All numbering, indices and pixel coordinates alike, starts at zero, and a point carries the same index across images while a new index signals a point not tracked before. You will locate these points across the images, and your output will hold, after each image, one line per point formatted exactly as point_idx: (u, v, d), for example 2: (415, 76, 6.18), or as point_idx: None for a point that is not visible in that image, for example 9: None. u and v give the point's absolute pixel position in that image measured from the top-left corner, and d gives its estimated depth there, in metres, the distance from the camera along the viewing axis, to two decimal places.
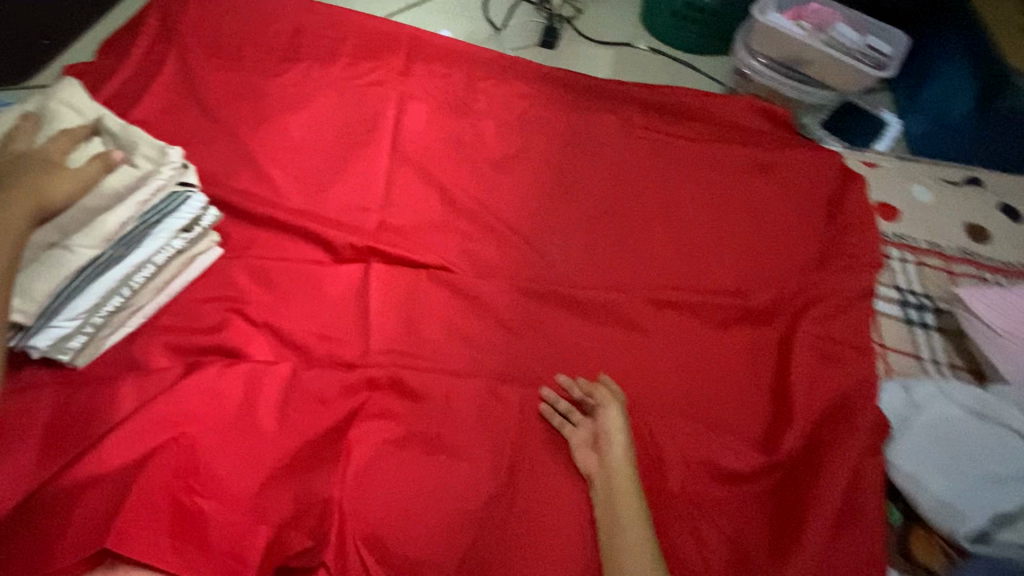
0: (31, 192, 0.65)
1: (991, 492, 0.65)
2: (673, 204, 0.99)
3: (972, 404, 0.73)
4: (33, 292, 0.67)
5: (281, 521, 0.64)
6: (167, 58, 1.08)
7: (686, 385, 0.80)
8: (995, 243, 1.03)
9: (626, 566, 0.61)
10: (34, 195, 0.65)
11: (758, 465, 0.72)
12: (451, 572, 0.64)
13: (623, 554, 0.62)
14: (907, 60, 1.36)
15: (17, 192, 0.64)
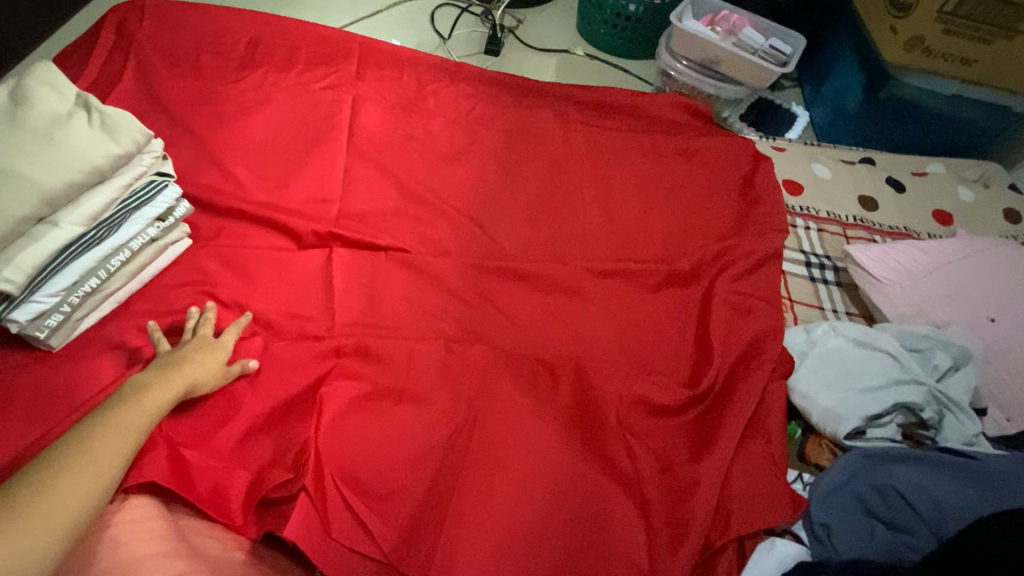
0: (184, 377, 0.70)
1: (863, 400, 0.81)
2: (607, 188, 1.10)
3: (855, 335, 0.89)
4: (22, 263, 0.71)
5: (261, 465, 0.72)
6: (125, 68, 1.14)
7: (622, 340, 0.90)
8: (883, 209, 1.20)
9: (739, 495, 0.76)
10: (185, 379, 0.70)
11: (682, 400, 0.83)
12: (419, 499, 0.72)
13: (736, 486, 0.77)
14: (812, 58, 1.55)
15: (169, 380, 0.68)
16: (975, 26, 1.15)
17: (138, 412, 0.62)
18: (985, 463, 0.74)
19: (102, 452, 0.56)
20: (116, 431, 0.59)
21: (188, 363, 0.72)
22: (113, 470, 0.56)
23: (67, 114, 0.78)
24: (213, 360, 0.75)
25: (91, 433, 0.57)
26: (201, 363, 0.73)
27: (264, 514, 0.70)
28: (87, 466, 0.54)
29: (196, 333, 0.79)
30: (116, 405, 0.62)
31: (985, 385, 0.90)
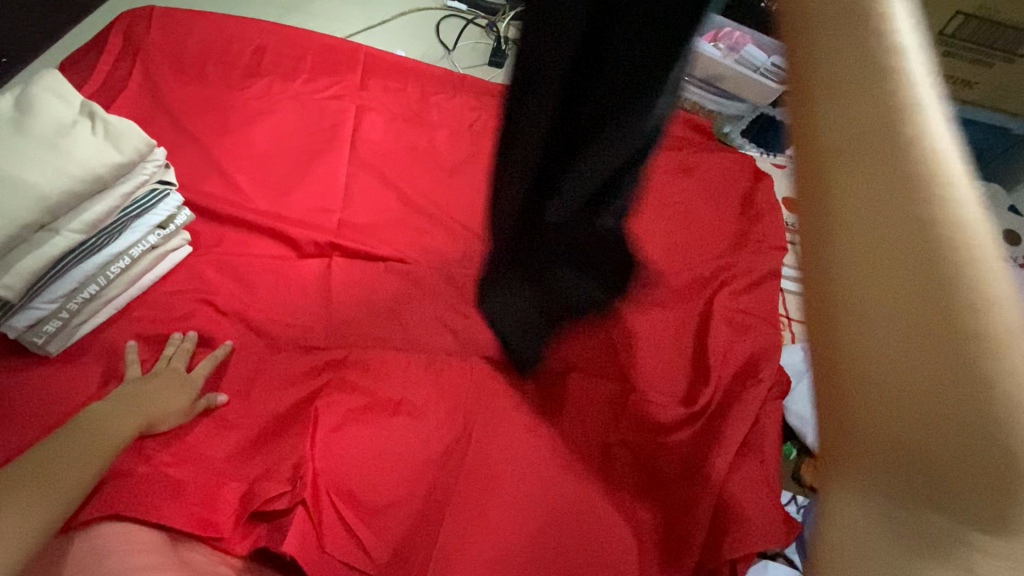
0: (147, 412, 0.70)
1: None
2: None
3: None
4: (22, 269, 0.71)
5: (254, 478, 0.72)
6: (131, 74, 1.15)
7: (620, 355, 0.90)
8: None
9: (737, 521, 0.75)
10: (148, 414, 0.70)
11: (676, 417, 0.82)
12: (412, 514, 0.72)
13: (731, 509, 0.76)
14: None
15: (130, 412, 0.69)
16: (972, 48, 1.18)
17: (92, 441, 0.63)
18: None
19: (58, 481, 0.57)
20: (71, 463, 0.59)
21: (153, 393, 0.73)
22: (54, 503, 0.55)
23: (71, 123, 0.79)
24: (177, 398, 0.74)
25: (38, 466, 0.57)
26: (164, 398, 0.73)
27: (256, 526, 0.70)
28: (34, 501, 0.54)
29: (168, 363, 0.79)
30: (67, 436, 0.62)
31: None
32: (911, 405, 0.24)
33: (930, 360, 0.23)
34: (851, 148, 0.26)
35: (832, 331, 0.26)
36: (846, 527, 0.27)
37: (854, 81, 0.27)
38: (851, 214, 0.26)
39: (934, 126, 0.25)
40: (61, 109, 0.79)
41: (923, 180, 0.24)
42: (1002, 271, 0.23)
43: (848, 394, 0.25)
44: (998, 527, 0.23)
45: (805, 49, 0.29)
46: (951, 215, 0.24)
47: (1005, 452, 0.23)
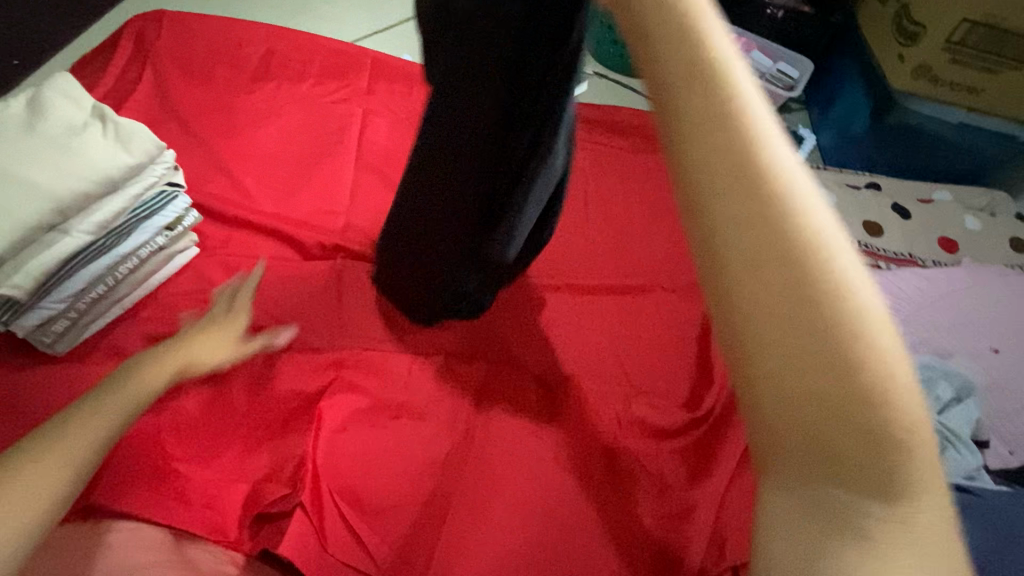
0: (188, 359, 0.70)
1: None
2: (612, 207, 1.11)
3: None
4: (31, 269, 0.72)
5: (258, 478, 0.73)
6: (142, 77, 1.16)
7: (622, 360, 0.90)
8: (888, 235, 1.20)
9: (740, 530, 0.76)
10: (189, 361, 0.70)
11: (681, 421, 0.83)
12: (413, 515, 0.73)
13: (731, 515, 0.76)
14: (818, 80, 1.52)
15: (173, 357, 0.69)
16: (981, 56, 1.17)
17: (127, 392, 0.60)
18: (985, 499, 0.75)
19: (98, 416, 0.56)
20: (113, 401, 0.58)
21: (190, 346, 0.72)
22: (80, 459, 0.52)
23: (82, 125, 0.80)
24: (220, 348, 0.75)
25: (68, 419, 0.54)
26: (208, 343, 0.73)
27: (261, 527, 0.70)
28: (74, 437, 0.53)
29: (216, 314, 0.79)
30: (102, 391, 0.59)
31: (987, 418, 0.91)
32: (812, 424, 0.33)
33: (823, 385, 0.33)
34: (741, 238, 0.35)
35: (755, 380, 0.35)
36: (781, 500, 0.36)
37: (735, 180, 0.35)
38: (751, 292, 0.34)
39: (799, 207, 0.35)
40: (73, 111, 0.80)
41: (800, 257, 0.34)
42: (858, 309, 0.33)
43: (765, 405, 0.34)
44: (882, 496, 0.33)
45: (698, 138, 0.37)
46: (816, 279, 0.34)
47: (872, 438, 0.33)
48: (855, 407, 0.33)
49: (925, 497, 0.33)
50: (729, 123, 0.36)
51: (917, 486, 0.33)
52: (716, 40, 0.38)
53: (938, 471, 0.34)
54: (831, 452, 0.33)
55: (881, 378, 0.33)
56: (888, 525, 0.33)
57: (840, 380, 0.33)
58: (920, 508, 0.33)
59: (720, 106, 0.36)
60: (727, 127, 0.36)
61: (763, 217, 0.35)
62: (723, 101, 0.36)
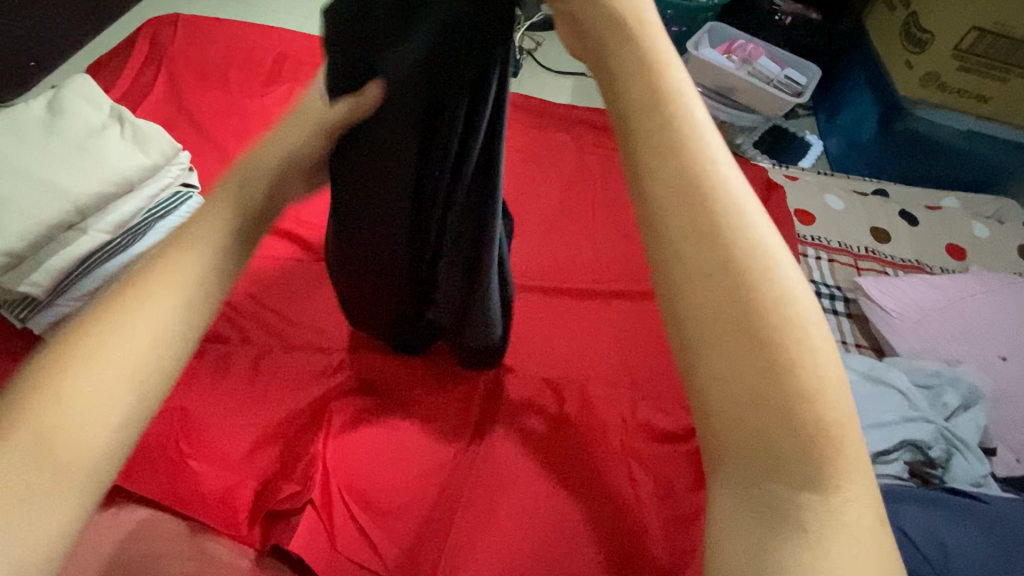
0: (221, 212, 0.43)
1: (873, 437, 0.85)
2: (619, 213, 1.12)
3: (866, 369, 0.91)
4: (50, 268, 0.72)
5: (270, 476, 0.73)
6: (156, 79, 1.18)
7: (628, 365, 0.92)
8: (895, 242, 1.20)
9: None
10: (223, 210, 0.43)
11: (688, 425, 0.84)
12: (422, 515, 0.73)
13: None
14: (824, 88, 1.53)
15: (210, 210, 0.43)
16: (991, 64, 1.18)
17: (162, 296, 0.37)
18: (992, 506, 0.75)
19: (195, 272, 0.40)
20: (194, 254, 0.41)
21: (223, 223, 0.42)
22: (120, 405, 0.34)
23: (101, 127, 0.82)
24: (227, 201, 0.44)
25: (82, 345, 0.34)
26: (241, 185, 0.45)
27: (271, 527, 0.70)
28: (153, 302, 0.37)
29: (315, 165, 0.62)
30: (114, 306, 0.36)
31: (995, 425, 0.91)
32: (749, 413, 0.31)
33: (759, 374, 0.31)
34: (668, 216, 0.33)
35: (702, 370, 0.32)
36: (727, 505, 0.31)
37: (680, 161, 0.34)
38: (694, 277, 0.32)
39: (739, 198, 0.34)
40: (93, 112, 0.83)
41: (735, 243, 0.32)
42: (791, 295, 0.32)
43: (709, 395, 0.31)
44: (818, 488, 0.30)
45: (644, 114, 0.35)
46: (743, 258, 0.32)
47: (811, 429, 0.31)
48: (785, 391, 0.31)
49: (858, 490, 0.31)
50: (660, 104, 0.35)
51: (848, 479, 0.31)
52: (648, 32, 0.38)
53: (866, 464, 0.32)
54: (769, 440, 0.31)
55: (817, 369, 0.31)
56: (824, 519, 0.30)
57: (770, 363, 0.31)
58: (857, 504, 0.31)
59: (650, 86, 0.36)
60: (658, 109, 0.35)
61: (690, 194, 0.33)
62: (649, 83, 0.36)
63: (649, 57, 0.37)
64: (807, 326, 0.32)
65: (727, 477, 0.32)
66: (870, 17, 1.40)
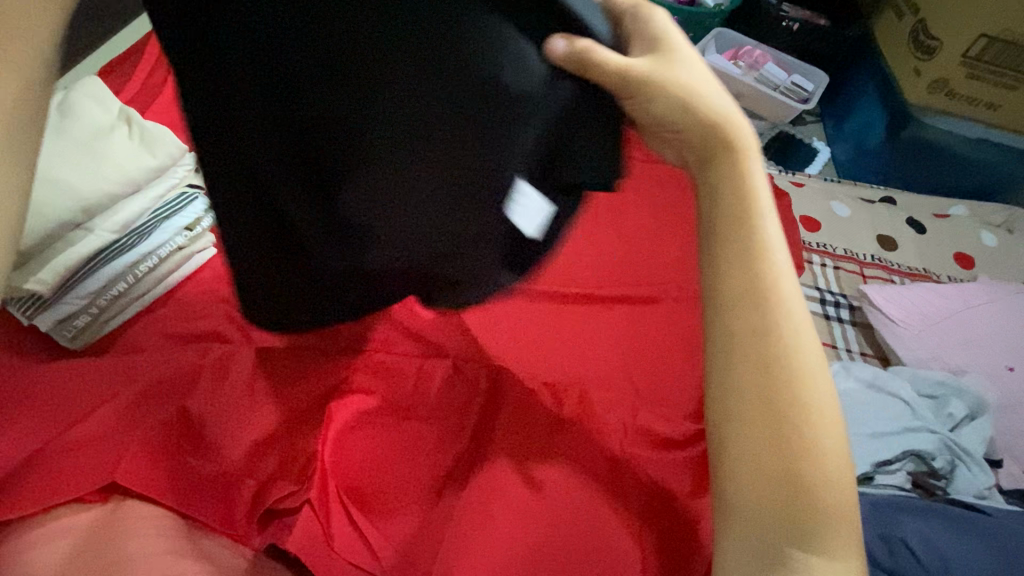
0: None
1: (873, 447, 0.84)
2: (623, 217, 1.12)
3: (867, 379, 0.90)
4: (58, 266, 0.76)
5: (268, 475, 0.73)
6: (167, 82, 1.19)
7: (629, 372, 0.91)
8: (901, 249, 1.19)
9: None
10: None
11: (688, 432, 0.84)
12: (421, 516, 0.74)
13: None
14: (830, 92, 1.51)
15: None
16: (999, 71, 1.18)
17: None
18: (996, 519, 0.74)
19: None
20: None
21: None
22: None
23: (109, 128, 0.85)
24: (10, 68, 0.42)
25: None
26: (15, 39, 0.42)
27: (266, 524, 0.72)
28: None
29: None
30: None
31: (1001, 437, 0.90)
32: (759, 482, 0.48)
33: (771, 457, 0.48)
34: (728, 318, 0.51)
35: (728, 444, 0.50)
36: (729, 532, 0.50)
37: (744, 301, 0.50)
38: (738, 384, 0.50)
39: (788, 332, 0.50)
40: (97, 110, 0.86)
41: (775, 367, 0.49)
42: (810, 410, 0.49)
43: (731, 463, 0.50)
44: (803, 543, 0.47)
45: (731, 259, 0.52)
46: (786, 360, 0.49)
47: (801, 501, 0.47)
48: (800, 452, 0.48)
49: (832, 550, 0.47)
50: (745, 248, 0.51)
51: (825, 541, 0.47)
52: (745, 200, 0.52)
53: (847, 532, 0.48)
54: (785, 482, 0.48)
55: (812, 461, 0.48)
56: (809, 561, 0.47)
57: (792, 429, 0.48)
58: (834, 557, 0.47)
59: (747, 232, 0.51)
60: (745, 232, 0.51)
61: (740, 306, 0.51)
62: (732, 191, 0.52)
63: (737, 206, 0.52)
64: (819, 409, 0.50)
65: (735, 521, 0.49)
66: (879, 21, 1.38)
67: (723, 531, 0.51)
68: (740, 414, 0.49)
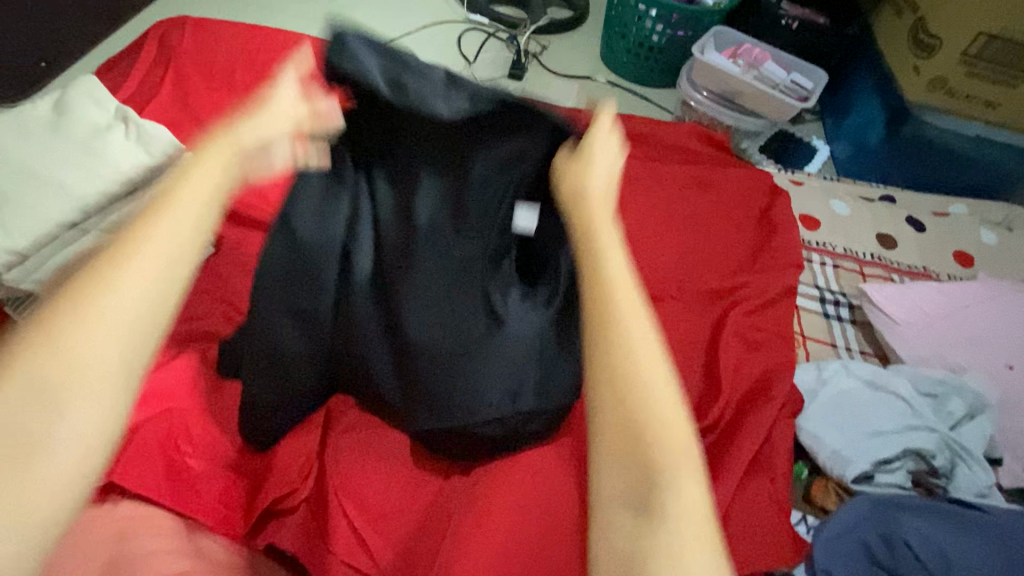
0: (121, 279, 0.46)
1: (872, 445, 0.84)
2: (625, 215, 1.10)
3: (867, 377, 0.91)
4: (51, 266, 0.74)
5: (264, 476, 0.74)
6: (163, 80, 1.18)
7: None
8: (900, 248, 1.19)
9: (743, 547, 0.76)
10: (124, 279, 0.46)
11: None
12: (420, 517, 0.73)
13: (731, 535, 0.77)
14: (830, 91, 1.51)
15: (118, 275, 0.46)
16: (999, 70, 1.18)
17: (133, 271, 0.47)
18: (994, 517, 0.74)
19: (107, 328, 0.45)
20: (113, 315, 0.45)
21: (198, 202, 0.53)
22: (122, 368, 0.44)
23: (106, 127, 0.82)
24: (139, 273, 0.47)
25: (64, 336, 0.43)
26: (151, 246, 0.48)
27: (263, 526, 0.72)
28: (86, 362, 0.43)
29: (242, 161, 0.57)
30: (81, 292, 0.45)
31: (1001, 435, 0.90)
32: (621, 448, 0.41)
33: (630, 418, 0.42)
34: (587, 283, 0.48)
35: (592, 408, 0.44)
36: (604, 519, 0.41)
37: (595, 271, 0.49)
38: (597, 341, 0.45)
39: (620, 289, 0.47)
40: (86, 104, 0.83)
41: (627, 327, 0.45)
42: (659, 369, 0.44)
43: (598, 432, 0.43)
44: (661, 518, 0.39)
45: (588, 236, 0.52)
46: (627, 326, 0.45)
47: (660, 465, 0.41)
48: (649, 410, 0.42)
49: (700, 529, 0.40)
50: (597, 229, 0.52)
51: (685, 517, 0.39)
52: (592, 199, 0.56)
53: (703, 508, 0.40)
54: (639, 440, 0.41)
55: (667, 419, 0.42)
56: (674, 544, 0.39)
57: (635, 381, 0.43)
58: (693, 538, 0.39)
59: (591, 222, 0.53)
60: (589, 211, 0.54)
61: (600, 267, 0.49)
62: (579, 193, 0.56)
63: (596, 201, 0.56)
64: (661, 367, 0.44)
65: (605, 504, 0.41)
66: (877, 20, 1.39)
67: (593, 516, 0.42)
68: (597, 371, 0.44)
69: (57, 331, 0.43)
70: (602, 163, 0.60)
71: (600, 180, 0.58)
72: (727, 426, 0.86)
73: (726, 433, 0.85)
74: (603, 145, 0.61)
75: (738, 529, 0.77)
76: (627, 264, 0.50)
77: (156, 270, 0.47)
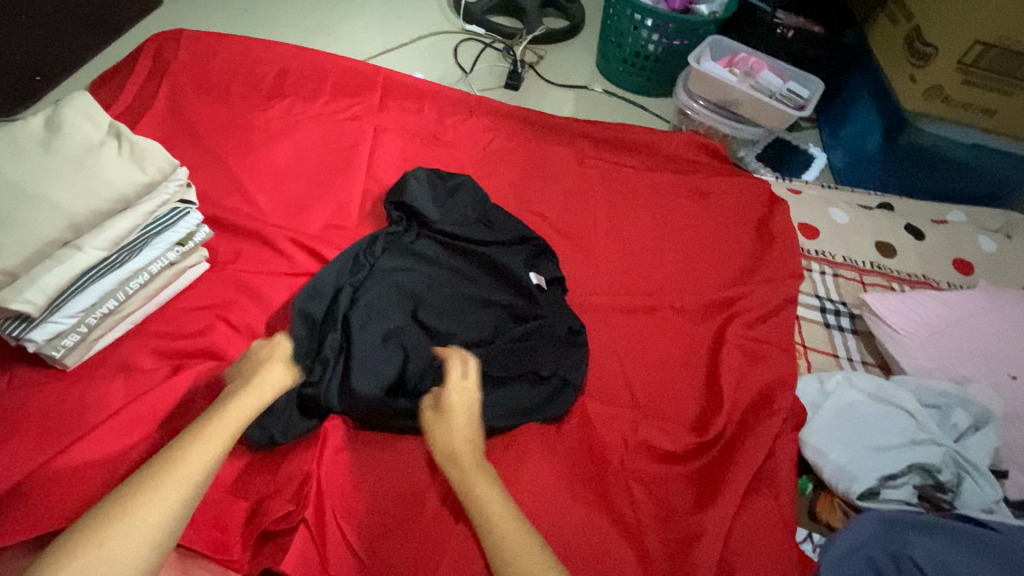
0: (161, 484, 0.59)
1: (878, 460, 0.82)
2: (623, 226, 1.10)
3: (870, 389, 0.90)
4: (44, 285, 0.71)
5: (262, 497, 0.72)
6: (158, 93, 1.17)
7: (631, 386, 0.89)
8: (901, 256, 1.18)
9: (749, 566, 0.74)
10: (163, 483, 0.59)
11: (690, 447, 0.83)
12: (420, 537, 0.72)
13: (736, 554, 0.75)
14: (829, 99, 1.53)
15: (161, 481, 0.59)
16: (996, 78, 1.17)
17: (176, 480, 0.59)
18: (1004, 535, 0.73)
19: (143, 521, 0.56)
20: (150, 512, 0.56)
21: (239, 421, 0.68)
22: (143, 565, 0.54)
23: (99, 142, 0.80)
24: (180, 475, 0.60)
25: (101, 537, 0.53)
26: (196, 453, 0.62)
27: (263, 547, 0.70)
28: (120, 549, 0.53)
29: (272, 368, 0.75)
30: (127, 494, 0.57)
31: (1006, 447, 0.88)
32: None
33: None
34: (485, 537, 0.64)
35: None
36: None
37: (484, 529, 0.64)
38: None
39: (501, 535, 0.63)
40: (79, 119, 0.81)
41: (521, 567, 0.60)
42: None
43: None
44: None
45: (470, 493, 0.67)
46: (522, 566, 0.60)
47: None
48: None
49: None
50: (472, 486, 0.68)
51: None
52: (461, 452, 0.71)
53: None
54: None
55: None
56: None
57: None
58: None
59: (469, 484, 0.68)
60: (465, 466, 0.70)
61: (498, 546, 0.63)
62: (451, 448, 0.71)
63: (468, 449, 0.71)
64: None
65: None
66: (873, 29, 1.40)
67: None
68: None
69: (100, 534, 0.53)
70: (458, 412, 0.74)
71: (461, 428, 0.73)
72: (727, 439, 0.85)
73: (730, 446, 0.84)
74: (461, 399, 0.75)
75: (743, 548, 0.75)
76: (504, 505, 0.66)
77: (188, 483, 0.59)
